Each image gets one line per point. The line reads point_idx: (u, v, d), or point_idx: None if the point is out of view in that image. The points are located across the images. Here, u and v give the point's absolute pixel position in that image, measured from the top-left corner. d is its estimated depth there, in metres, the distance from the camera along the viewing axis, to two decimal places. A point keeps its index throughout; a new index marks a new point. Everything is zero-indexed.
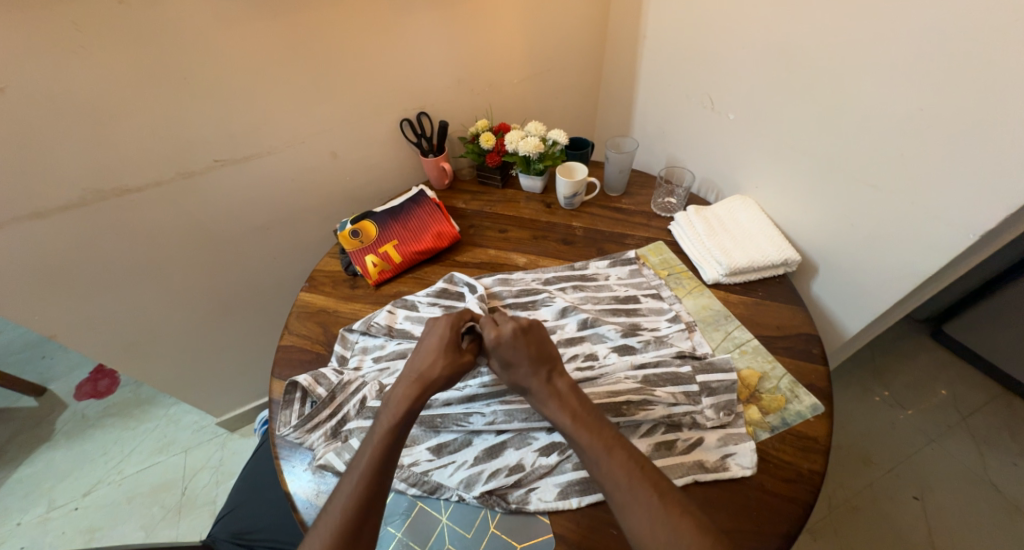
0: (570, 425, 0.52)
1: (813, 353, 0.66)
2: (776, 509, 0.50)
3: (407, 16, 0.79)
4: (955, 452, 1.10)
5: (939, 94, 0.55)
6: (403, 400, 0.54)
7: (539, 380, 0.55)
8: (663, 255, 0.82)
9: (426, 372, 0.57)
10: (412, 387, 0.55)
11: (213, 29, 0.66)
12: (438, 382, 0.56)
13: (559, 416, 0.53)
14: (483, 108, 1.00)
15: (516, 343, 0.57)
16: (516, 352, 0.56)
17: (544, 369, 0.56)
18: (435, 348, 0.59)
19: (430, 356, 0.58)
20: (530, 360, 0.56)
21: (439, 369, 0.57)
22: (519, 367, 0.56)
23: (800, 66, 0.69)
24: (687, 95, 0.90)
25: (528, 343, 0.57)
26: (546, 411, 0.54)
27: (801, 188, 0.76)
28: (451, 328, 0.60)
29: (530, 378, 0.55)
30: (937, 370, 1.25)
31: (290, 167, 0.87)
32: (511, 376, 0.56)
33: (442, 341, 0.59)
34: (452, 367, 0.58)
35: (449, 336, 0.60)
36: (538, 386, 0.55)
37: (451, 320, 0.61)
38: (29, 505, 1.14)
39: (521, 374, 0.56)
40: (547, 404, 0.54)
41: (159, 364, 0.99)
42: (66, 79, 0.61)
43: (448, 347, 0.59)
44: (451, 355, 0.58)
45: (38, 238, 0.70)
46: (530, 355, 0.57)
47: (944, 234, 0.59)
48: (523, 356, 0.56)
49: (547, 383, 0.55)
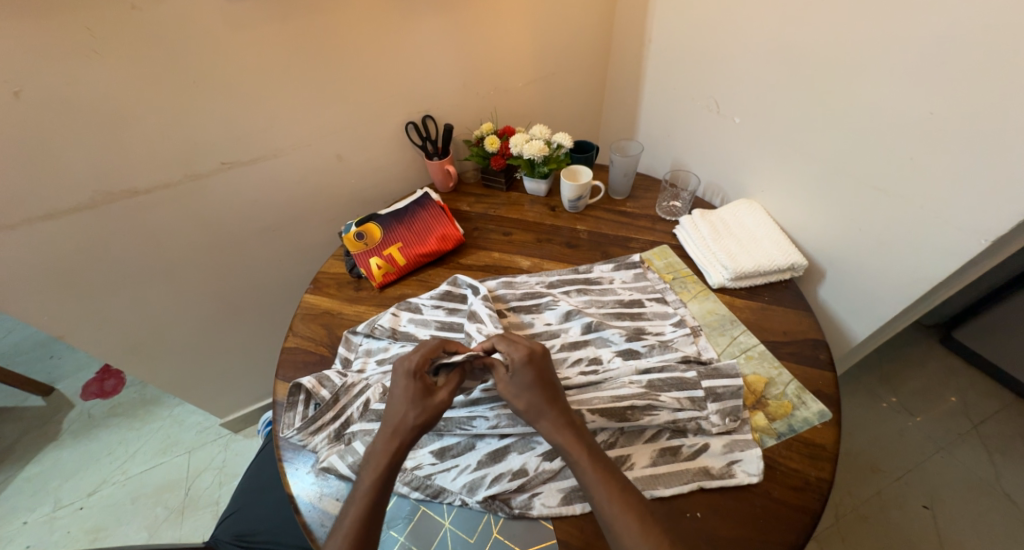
0: (582, 458, 0.49)
1: (820, 358, 0.65)
2: (784, 517, 0.49)
3: (413, 20, 0.80)
4: (966, 461, 1.08)
5: (950, 98, 0.54)
6: (381, 458, 0.50)
7: (552, 406, 0.52)
8: (668, 259, 0.81)
9: (402, 423, 0.51)
10: (387, 444, 0.50)
11: (223, 33, 0.67)
12: (413, 433, 0.51)
13: (571, 445, 0.50)
14: (488, 111, 1.00)
15: (529, 368, 0.54)
16: (530, 377, 0.53)
17: (555, 397, 0.53)
18: (404, 399, 0.53)
19: (401, 407, 0.52)
20: (542, 387, 0.53)
21: (412, 420, 0.52)
22: (530, 393, 0.53)
23: (807, 70, 0.68)
24: (692, 98, 0.90)
25: (540, 368, 0.55)
26: (557, 439, 0.50)
27: (807, 192, 0.75)
28: (414, 375, 0.55)
29: (543, 403, 0.52)
30: (946, 377, 1.24)
31: (296, 170, 0.87)
32: (522, 401, 0.53)
33: (411, 391, 0.53)
34: (426, 415, 0.52)
35: (414, 383, 0.54)
36: (549, 412, 0.52)
37: (416, 366, 0.55)
38: (36, 504, 1.15)
39: (532, 400, 0.52)
40: (558, 431, 0.51)
41: (165, 365, 0.99)
42: (78, 82, 0.62)
43: (416, 393, 0.53)
44: (424, 402, 0.53)
45: (48, 239, 0.71)
46: (541, 381, 0.54)
47: (955, 239, 0.59)
48: (534, 382, 0.53)
49: (558, 409, 0.52)
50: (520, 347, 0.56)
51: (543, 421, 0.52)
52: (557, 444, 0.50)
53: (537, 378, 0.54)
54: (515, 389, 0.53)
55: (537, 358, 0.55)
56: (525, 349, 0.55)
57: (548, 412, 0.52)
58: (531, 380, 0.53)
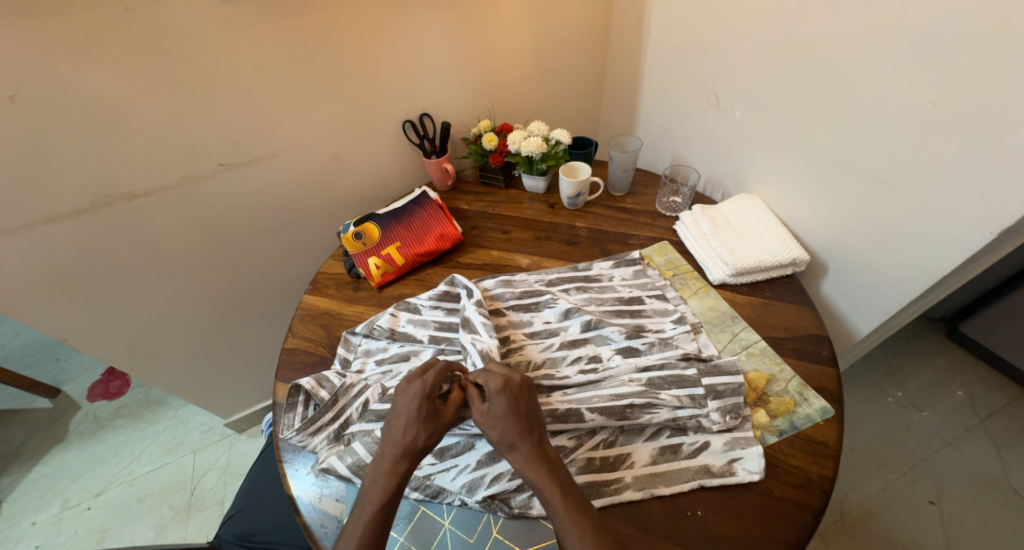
0: (555, 497, 0.46)
1: (822, 354, 0.64)
2: (786, 515, 0.49)
3: (409, 16, 0.79)
4: (973, 455, 1.07)
5: (956, 87, 0.53)
6: (391, 477, 0.49)
7: (525, 439, 0.49)
8: (668, 255, 0.80)
9: (412, 443, 0.50)
10: (396, 464, 0.49)
11: (218, 33, 0.67)
12: (419, 452, 0.50)
13: (543, 481, 0.47)
14: (486, 107, 0.99)
15: (504, 398, 0.51)
16: (504, 406, 0.50)
17: (529, 427, 0.50)
18: (411, 420, 0.51)
19: (406, 427, 0.51)
20: (516, 417, 0.50)
21: (423, 441, 0.50)
22: (502, 423, 0.50)
23: (806, 64, 0.68)
24: (691, 93, 0.89)
25: (516, 398, 0.51)
26: (529, 474, 0.48)
27: (808, 184, 0.74)
28: (425, 397, 0.52)
29: (515, 436, 0.49)
30: (953, 370, 1.23)
31: (294, 170, 0.87)
32: (494, 432, 0.50)
33: (416, 413, 0.51)
34: (437, 435, 0.51)
35: (424, 405, 0.51)
36: (521, 445, 0.49)
37: (425, 388, 0.52)
38: (45, 505, 1.17)
39: (504, 432, 0.50)
40: (531, 467, 0.48)
41: (167, 366, 1.00)
42: (75, 85, 0.62)
43: (425, 414, 0.51)
44: (434, 422, 0.51)
45: (50, 242, 0.71)
46: (516, 411, 0.50)
47: (961, 230, 0.58)
48: (508, 412, 0.50)
49: (531, 442, 0.49)
50: (495, 375, 0.53)
51: (515, 454, 0.49)
52: (529, 480, 0.48)
53: (512, 407, 0.50)
54: (491, 418, 0.51)
55: (513, 388, 0.52)
56: (501, 377, 0.52)
57: (520, 445, 0.49)
58: (505, 409, 0.50)
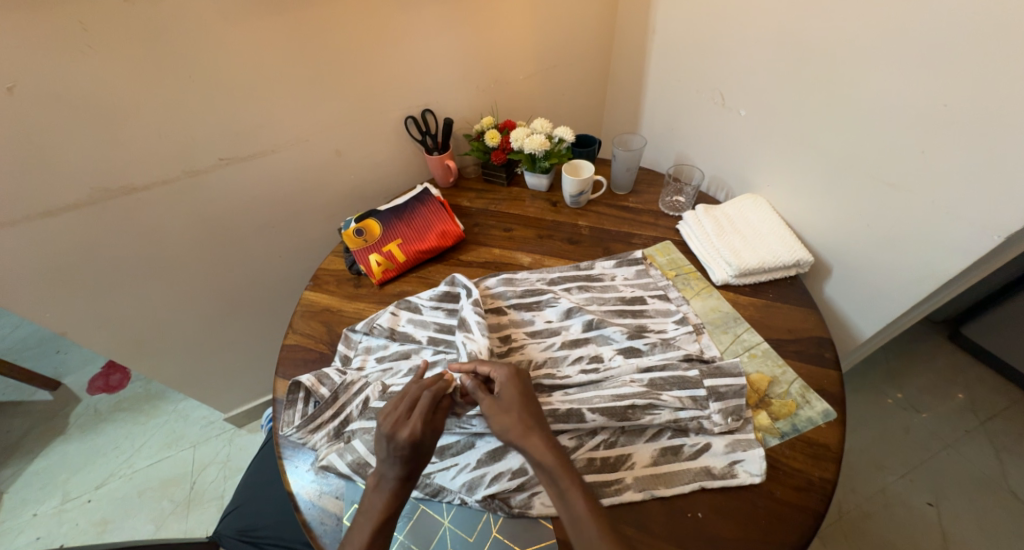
0: (573, 486, 0.46)
1: (825, 357, 0.64)
2: (787, 518, 0.48)
3: (411, 10, 0.78)
4: (972, 458, 1.07)
5: (965, 88, 0.52)
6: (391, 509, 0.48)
7: (540, 427, 0.50)
8: (671, 255, 0.80)
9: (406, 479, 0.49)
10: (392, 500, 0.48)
11: (217, 25, 0.66)
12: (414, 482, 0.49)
13: (560, 468, 0.47)
14: (489, 104, 0.99)
15: (515, 384, 0.53)
16: (518, 394, 0.52)
17: (541, 416, 0.52)
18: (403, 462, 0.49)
19: (399, 468, 0.48)
20: (530, 404, 0.52)
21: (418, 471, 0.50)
22: (519, 408, 0.51)
23: (813, 64, 0.67)
24: (696, 92, 0.88)
25: (527, 388, 0.53)
26: (548, 460, 0.47)
27: (814, 185, 0.74)
28: (415, 444, 0.48)
29: (531, 422, 0.50)
30: (953, 373, 1.23)
31: (295, 165, 0.87)
32: (510, 416, 0.50)
33: (407, 458, 0.48)
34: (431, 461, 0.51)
35: (415, 449, 0.49)
36: (538, 431, 0.49)
37: (413, 436, 0.48)
38: (45, 497, 1.17)
39: (522, 416, 0.50)
40: (550, 453, 0.48)
41: (167, 360, 1.00)
42: (72, 77, 0.61)
43: (416, 455, 0.49)
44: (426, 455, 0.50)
45: (48, 236, 0.71)
46: (530, 399, 0.52)
47: (967, 233, 0.57)
48: (523, 399, 0.52)
49: (546, 431, 0.50)
50: (504, 365, 0.55)
51: (533, 439, 0.49)
52: (547, 466, 0.47)
53: (525, 395, 0.52)
54: (503, 405, 0.52)
55: (521, 378, 0.54)
56: (512, 367, 0.55)
57: (537, 430, 0.50)
58: (519, 396, 0.52)
